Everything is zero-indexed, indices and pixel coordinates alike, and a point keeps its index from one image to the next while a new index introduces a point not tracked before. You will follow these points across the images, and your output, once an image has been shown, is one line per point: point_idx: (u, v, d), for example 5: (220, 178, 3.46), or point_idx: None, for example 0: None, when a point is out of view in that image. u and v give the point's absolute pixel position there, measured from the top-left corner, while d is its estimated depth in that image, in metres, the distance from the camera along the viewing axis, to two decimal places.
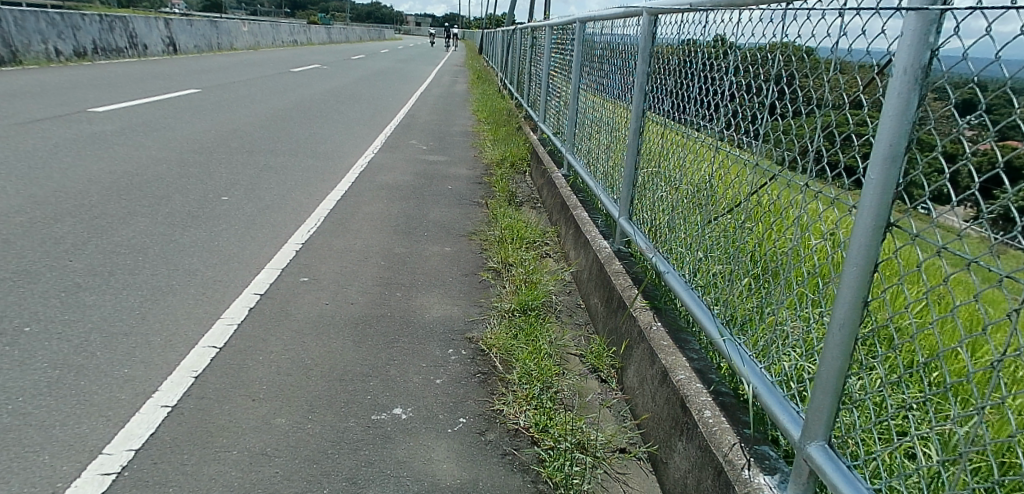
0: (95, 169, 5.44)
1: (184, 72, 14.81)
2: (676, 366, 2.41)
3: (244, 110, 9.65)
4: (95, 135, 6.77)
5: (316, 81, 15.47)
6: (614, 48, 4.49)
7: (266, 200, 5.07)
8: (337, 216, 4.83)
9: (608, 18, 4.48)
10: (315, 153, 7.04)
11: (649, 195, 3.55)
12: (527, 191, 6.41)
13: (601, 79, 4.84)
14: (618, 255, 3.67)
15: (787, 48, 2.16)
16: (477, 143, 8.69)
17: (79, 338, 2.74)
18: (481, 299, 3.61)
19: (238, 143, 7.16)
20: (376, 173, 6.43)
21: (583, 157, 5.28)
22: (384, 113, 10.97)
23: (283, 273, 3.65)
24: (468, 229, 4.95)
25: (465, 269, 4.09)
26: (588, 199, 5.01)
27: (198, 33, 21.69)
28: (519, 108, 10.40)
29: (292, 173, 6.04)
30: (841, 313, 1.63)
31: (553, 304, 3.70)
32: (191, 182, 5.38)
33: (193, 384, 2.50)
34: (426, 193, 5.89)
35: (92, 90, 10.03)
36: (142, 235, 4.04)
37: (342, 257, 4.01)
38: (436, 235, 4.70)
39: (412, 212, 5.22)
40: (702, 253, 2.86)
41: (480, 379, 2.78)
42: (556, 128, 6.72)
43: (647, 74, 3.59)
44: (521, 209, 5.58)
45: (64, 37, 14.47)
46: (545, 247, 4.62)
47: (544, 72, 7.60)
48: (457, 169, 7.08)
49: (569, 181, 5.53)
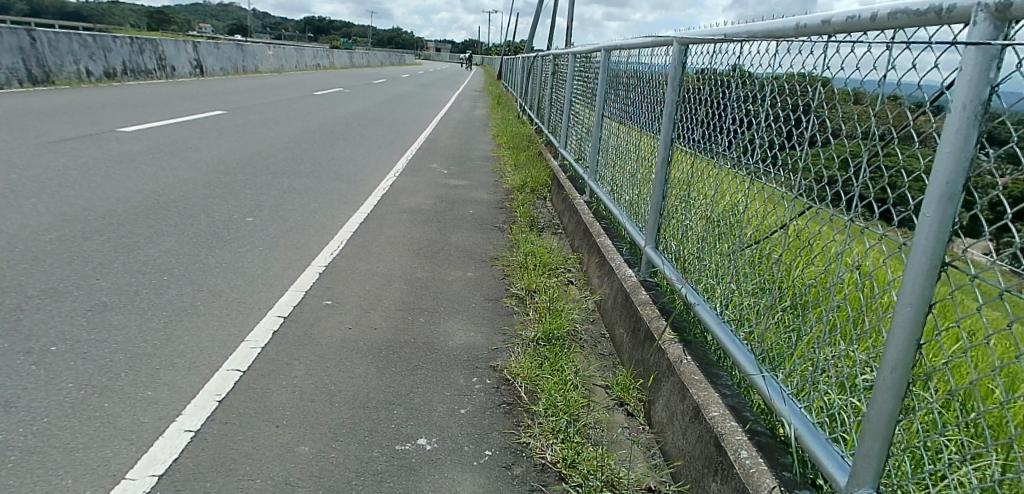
0: (123, 188, 5.53)
1: (210, 93, 15.17)
2: (708, 403, 2.35)
3: (268, 132, 9.82)
4: (123, 155, 6.90)
5: (340, 104, 15.71)
6: (642, 75, 4.49)
7: (290, 222, 5.10)
8: (359, 239, 4.84)
9: (635, 46, 4.49)
10: (338, 175, 7.11)
11: (678, 224, 3.52)
12: (549, 216, 6.39)
13: (627, 106, 4.85)
14: (644, 285, 3.63)
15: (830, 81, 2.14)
16: (498, 167, 8.69)
17: (104, 358, 2.73)
18: (504, 326, 3.56)
19: (262, 165, 7.23)
20: (398, 196, 6.45)
21: (608, 185, 5.26)
22: (406, 137, 11.10)
23: (306, 296, 3.63)
24: (490, 253, 4.92)
25: (488, 294, 4.05)
26: (611, 226, 4.98)
27: (223, 57, 22.19)
28: (540, 134, 10.44)
29: (314, 195, 6.07)
30: (893, 357, 1.56)
31: (578, 333, 3.65)
32: (216, 203, 5.43)
33: (216, 408, 2.46)
34: (448, 217, 5.89)
35: (122, 110, 10.28)
36: (168, 254, 4.06)
37: (365, 281, 3.99)
38: (458, 259, 4.67)
39: (434, 236, 5.20)
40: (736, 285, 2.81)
41: (504, 409, 2.72)
42: (578, 155, 6.74)
43: (675, 103, 3.57)
44: (543, 235, 5.55)
45: (95, 58, 14.91)
46: (567, 274, 4.57)
47: (567, 100, 7.64)
48: (478, 193, 7.08)
49: (592, 208, 5.51)
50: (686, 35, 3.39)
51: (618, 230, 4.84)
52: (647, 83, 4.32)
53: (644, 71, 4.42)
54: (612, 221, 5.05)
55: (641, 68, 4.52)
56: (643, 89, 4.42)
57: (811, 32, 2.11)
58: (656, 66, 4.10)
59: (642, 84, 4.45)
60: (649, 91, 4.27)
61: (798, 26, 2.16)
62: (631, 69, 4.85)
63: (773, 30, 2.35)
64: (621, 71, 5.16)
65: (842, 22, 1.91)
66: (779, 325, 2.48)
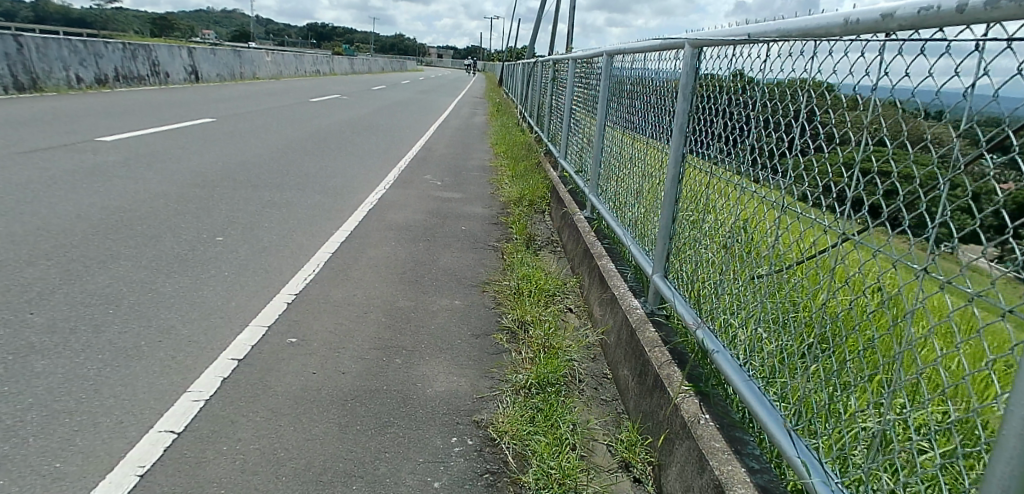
0: (86, 204, 5.12)
1: (203, 100, 14.83)
2: (734, 483, 1.91)
3: (256, 141, 9.43)
4: (96, 167, 6.50)
5: (336, 111, 15.32)
6: (649, 83, 4.07)
7: (264, 242, 4.68)
8: (338, 261, 4.41)
9: (641, 50, 4.07)
10: (324, 188, 6.70)
11: (691, 252, 3.10)
12: (547, 232, 5.97)
13: (632, 116, 4.43)
14: (653, 320, 3.20)
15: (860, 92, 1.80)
16: (495, 178, 8.26)
17: (13, 418, 2.30)
18: (493, 368, 3.10)
19: (244, 177, 6.82)
20: (386, 211, 6.02)
21: (611, 202, 4.85)
22: (400, 145, 10.70)
23: (269, 333, 3.20)
24: (481, 276, 4.47)
25: (477, 326, 3.60)
26: (614, 247, 4.56)
27: (220, 62, 21.89)
28: (539, 143, 10.02)
29: (295, 211, 5.65)
30: (1002, 472, 1.14)
31: (576, 375, 3.21)
32: (186, 220, 5.01)
33: (136, 486, 2.04)
34: (438, 234, 5.45)
35: (105, 118, 9.91)
36: (119, 282, 3.63)
37: (338, 312, 3.55)
38: (446, 284, 4.22)
39: (421, 256, 4.76)
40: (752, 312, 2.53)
41: (488, 481, 2.27)
42: (579, 167, 6.32)
43: (685, 114, 3.16)
44: (540, 255, 5.12)
45: (86, 64, 14.62)
46: (566, 301, 4.15)
47: (567, 107, 7.22)
48: (473, 207, 6.65)
49: (592, 226, 5.08)
50: (699, 36, 2.97)
51: (622, 251, 4.43)
52: (655, 91, 3.90)
53: (651, 78, 4.01)
54: (615, 242, 4.63)
55: (648, 74, 4.11)
56: (649, 98, 4.00)
57: (867, 30, 1.68)
58: (665, 72, 3.69)
59: (649, 93, 4.04)
60: (656, 100, 3.86)
61: (846, 22, 1.75)
62: (636, 75, 4.43)
63: (811, 27, 1.93)
64: (625, 77, 4.75)
65: (912, 15, 1.50)
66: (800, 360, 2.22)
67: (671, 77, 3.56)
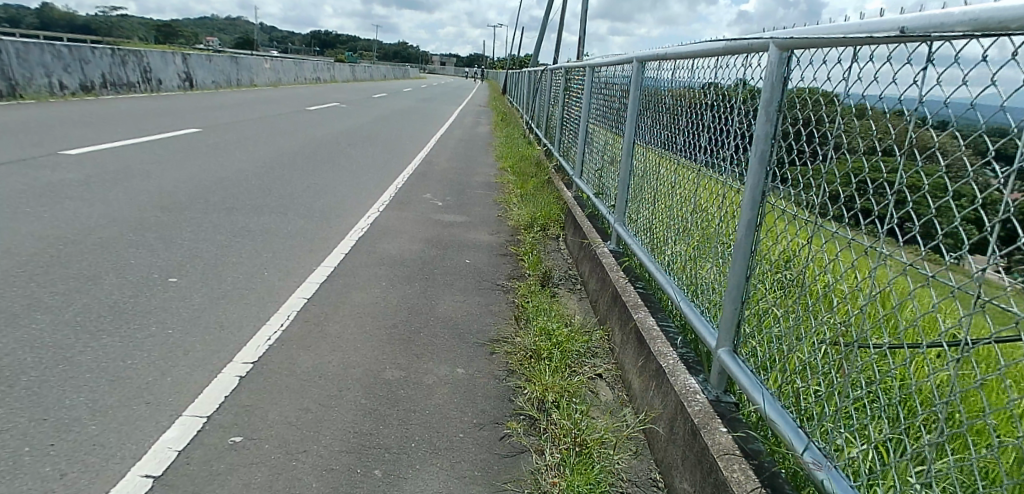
0: (21, 234, 4.33)
1: (192, 108, 14.09)
2: None
3: (241, 154, 8.65)
4: (50, 186, 5.73)
5: (333, 121, 14.57)
6: (710, 97, 3.26)
7: (226, 284, 3.88)
8: (314, 310, 3.60)
9: (690, 55, 3.27)
10: (309, 211, 5.90)
11: (794, 327, 2.40)
12: (564, 264, 5.17)
13: (679, 135, 3.65)
14: (720, 411, 2.40)
15: (903, 103, 1.70)
16: (502, 198, 7.44)
17: None
18: (508, 483, 2.29)
19: (218, 198, 6.02)
20: (378, 240, 5.21)
21: (648, 238, 4.03)
22: (399, 159, 9.91)
23: (207, 429, 2.39)
24: (488, 327, 3.66)
25: (484, 408, 2.79)
26: (651, 293, 3.76)
27: (216, 69, 21.21)
28: (549, 157, 9.22)
29: (271, 241, 4.85)
30: None
31: (618, 484, 2.40)
32: (137, 254, 4.22)
33: None
34: (437, 269, 4.64)
35: (79, 128, 9.16)
36: (25, 348, 2.84)
37: (303, 391, 2.74)
38: (445, 340, 3.41)
39: (416, 300, 3.95)
40: (817, 360, 2.24)
41: None
42: (599, 189, 5.52)
43: (766, 137, 2.35)
44: (558, 297, 4.32)
45: (70, 70, 13.95)
46: (593, 365, 3.34)
47: (584, 119, 6.41)
48: (478, 233, 5.84)
49: (621, 263, 4.27)
50: (795, 34, 2.17)
51: (667, 303, 3.59)
52: (721, 108, 3.09)
53: (713, 92, 3.19)
54: (655, 288, 3.81)
55: (706, 85, 3.29)
56: (711, 116, 3.18)
57: None
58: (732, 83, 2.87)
59: (712, 110, 3.22)
60: (723, 119, 3.04)
61: None
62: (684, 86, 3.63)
63: None
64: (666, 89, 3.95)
65: None
66: (837, 386, 2.11)
67: (746, 90, 2.72)
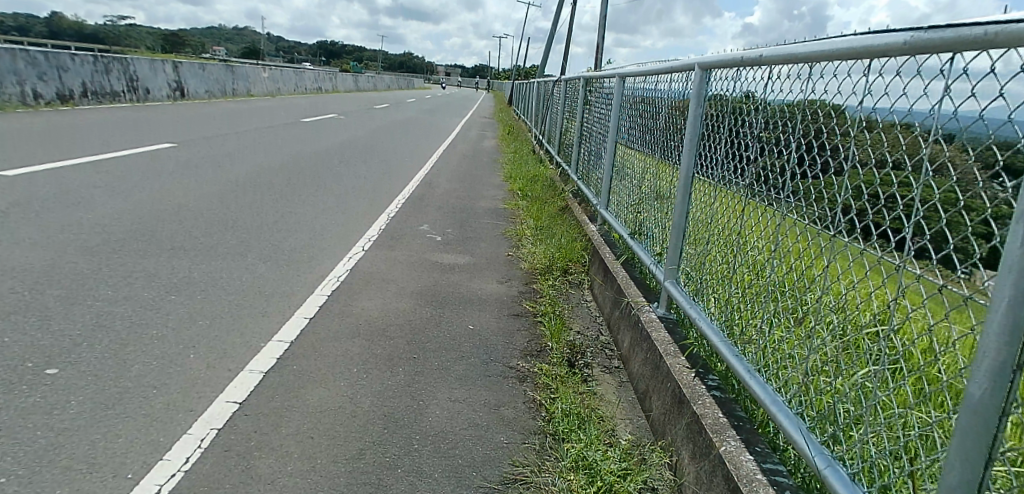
0: None
1: (176, 120, 13.05)
2: None
3: (213, 175, 7.55)
4: None
5: (327, 134, 13.50)
6: (848, 124, 2.08)
7: (129, 377, 2.74)
8: (243, 427, 2.46)
9: (808, 60, 2.15)
10: (275, 252, 4.78)
11: None
12: (593, 327, 4.04)
13: (781, 176, 2.55)
14: None
15: None
16: (512, 231, 6.29)
17: None
18: None
19: (166, 234, 4.90)
20: (356, 294, 4.08)
21: (740, 315, 2.85)
22: (395, 179, 8.80)
23: None
24: (501, 452, 2.51)
25: None
26: (734, 400, 2.62)
27: (210, 79, 20.25)
28: (565, 179, 8.10)
29: (214, 299, 3.72)
30: None
31: None
32: (19, 327, 3.08)
33: None
34: (430, 340, 3.51)
35: (33, 143, 8.09)
36: None
37: None
38: (435, 481, 2.27)
39: (397, 399, 2.81)
40: None
41: None
42: (638, 229, 4.41)
43: None
44: (592, 388, 3.18)
45: (46, 78, 12.95)
46: None
47: (613, 138, 5.29)
48: (483, 280, 4.70)
49: (680, 342, 3.13)
50: None
51: (767, 422, 2.45)
52: (873, 140, 1.91)
53: (854, 114, 2.01)
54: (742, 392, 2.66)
55: (835, 107, 2.12)
56: (852, 155, 2.01)
57: None
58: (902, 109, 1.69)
59: (856, 145, 2.04)
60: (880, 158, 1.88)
61: None
62: (796, 105, 2.45)
63: None
64: (756, 109, 2.78)
65: None
66: None
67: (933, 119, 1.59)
